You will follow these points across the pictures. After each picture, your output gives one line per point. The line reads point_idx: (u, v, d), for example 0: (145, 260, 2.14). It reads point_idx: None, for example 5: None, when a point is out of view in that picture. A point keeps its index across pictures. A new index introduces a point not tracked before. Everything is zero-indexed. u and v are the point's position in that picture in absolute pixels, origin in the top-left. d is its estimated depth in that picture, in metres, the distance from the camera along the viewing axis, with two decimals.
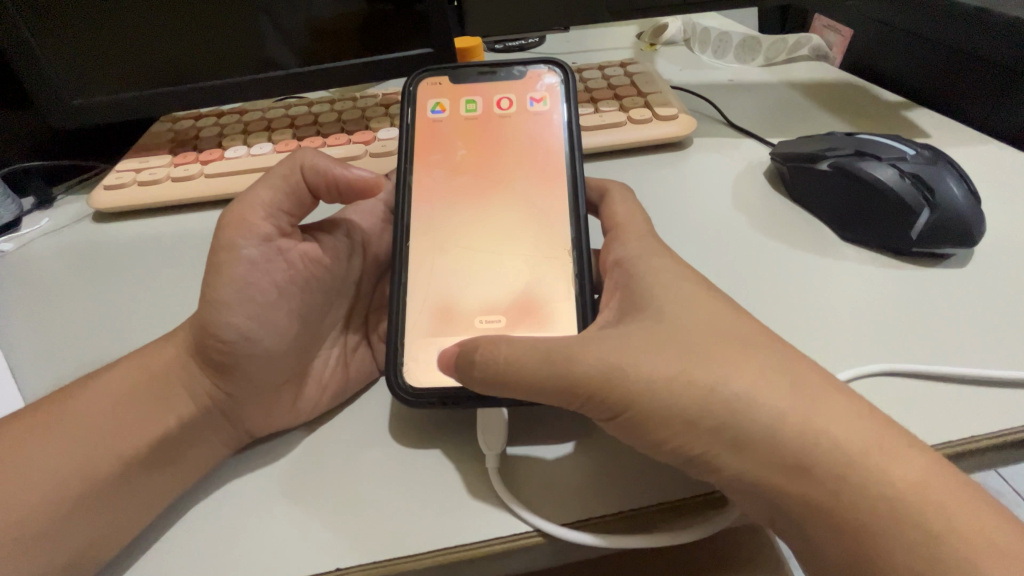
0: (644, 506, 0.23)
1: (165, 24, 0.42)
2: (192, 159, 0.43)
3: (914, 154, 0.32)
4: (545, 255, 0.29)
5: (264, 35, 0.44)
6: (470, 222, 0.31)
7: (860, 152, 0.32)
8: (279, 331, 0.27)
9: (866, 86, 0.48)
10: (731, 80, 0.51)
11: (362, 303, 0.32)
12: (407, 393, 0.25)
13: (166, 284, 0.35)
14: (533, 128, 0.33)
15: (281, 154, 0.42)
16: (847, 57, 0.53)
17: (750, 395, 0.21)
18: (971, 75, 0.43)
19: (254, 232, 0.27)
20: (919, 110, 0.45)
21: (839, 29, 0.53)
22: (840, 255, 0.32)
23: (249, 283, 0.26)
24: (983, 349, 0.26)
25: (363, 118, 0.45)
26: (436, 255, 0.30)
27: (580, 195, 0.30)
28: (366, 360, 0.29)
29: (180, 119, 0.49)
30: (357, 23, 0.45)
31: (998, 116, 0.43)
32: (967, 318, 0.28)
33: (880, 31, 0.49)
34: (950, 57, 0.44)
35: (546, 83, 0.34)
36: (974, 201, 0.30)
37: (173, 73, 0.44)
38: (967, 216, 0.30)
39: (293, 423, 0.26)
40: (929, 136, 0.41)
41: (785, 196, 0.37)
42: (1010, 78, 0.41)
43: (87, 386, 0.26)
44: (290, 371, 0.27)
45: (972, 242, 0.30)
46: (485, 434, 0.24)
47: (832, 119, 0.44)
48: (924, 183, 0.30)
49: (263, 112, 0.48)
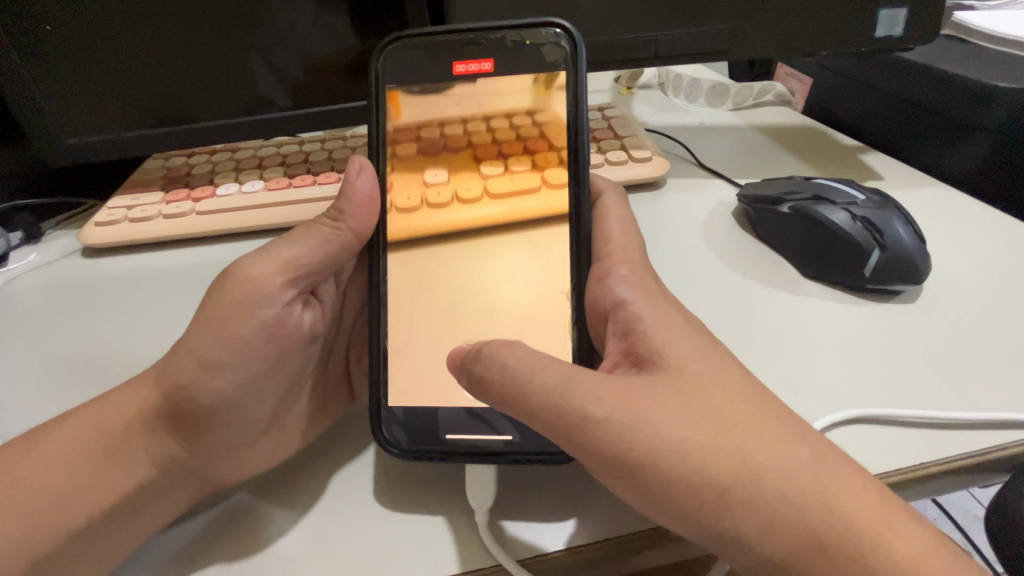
0: (616, 536, 0.25)
1: (162, 64, 0.44)
2: (185, 197, 0.44)
3: (864, 199, 0.34)
4: (530, 305, 0.31)
5: (256, 75, 0.46)
6: (458, 262, 0.33)
7: (817, 196, 0.35)
8: (263, 391, 0.28)
9: (830, 132, 0.51)
10: (703, 123, 0.54)
11: (342, 336, 0.34)
12: (395, 448, 0.27)
13: (153, 320, 0.36)
14: (519, 214, 0.34)
15: (273, 192, 0.43)
16: (808, 102, 0.57)
17: (711, 430, 0.23)
18: (921, 122, 0.46)
19: (271, 296, 0.28)
20: (875, 154, 0.47)
21: (799, 77, 0.57)
22: (803, 292, 0.34)
23: (250, 341, 0.27)
24: (934, 385, 0.28)
25: (353, 157, 0.47)
26: (423, 304, 0.31)
27: (582, 242, 0.30)
28: (337, 403, 0.31)
29: (173, 157, 0.50)
30: (346, 63, 0.46)
31: (947, 159, 0.45)
32: (920, 354, 0.30)
33: (837, 81, 0.52)
34: (901, 106, 0.47)
35: (549, 48, 0.33)
36: (920, 242, 0.32)
37: (168, 111, 0.46)
38: (914, 256, 0.32)
39: (273, 464, 0.28)
40: (883, 178, 0.44)
41: (751, 234, 0.39)
42: (952, 126, 0.44)
43: (73, 420, 0.26)
44: (268, 423, 0.28)
45: (919, 279, 0.32)
46: (473, 492, 0.25)
47: (796, 161, 0.47)
48: (875, 226, 0.32)
49: (255, 151, 0.49)
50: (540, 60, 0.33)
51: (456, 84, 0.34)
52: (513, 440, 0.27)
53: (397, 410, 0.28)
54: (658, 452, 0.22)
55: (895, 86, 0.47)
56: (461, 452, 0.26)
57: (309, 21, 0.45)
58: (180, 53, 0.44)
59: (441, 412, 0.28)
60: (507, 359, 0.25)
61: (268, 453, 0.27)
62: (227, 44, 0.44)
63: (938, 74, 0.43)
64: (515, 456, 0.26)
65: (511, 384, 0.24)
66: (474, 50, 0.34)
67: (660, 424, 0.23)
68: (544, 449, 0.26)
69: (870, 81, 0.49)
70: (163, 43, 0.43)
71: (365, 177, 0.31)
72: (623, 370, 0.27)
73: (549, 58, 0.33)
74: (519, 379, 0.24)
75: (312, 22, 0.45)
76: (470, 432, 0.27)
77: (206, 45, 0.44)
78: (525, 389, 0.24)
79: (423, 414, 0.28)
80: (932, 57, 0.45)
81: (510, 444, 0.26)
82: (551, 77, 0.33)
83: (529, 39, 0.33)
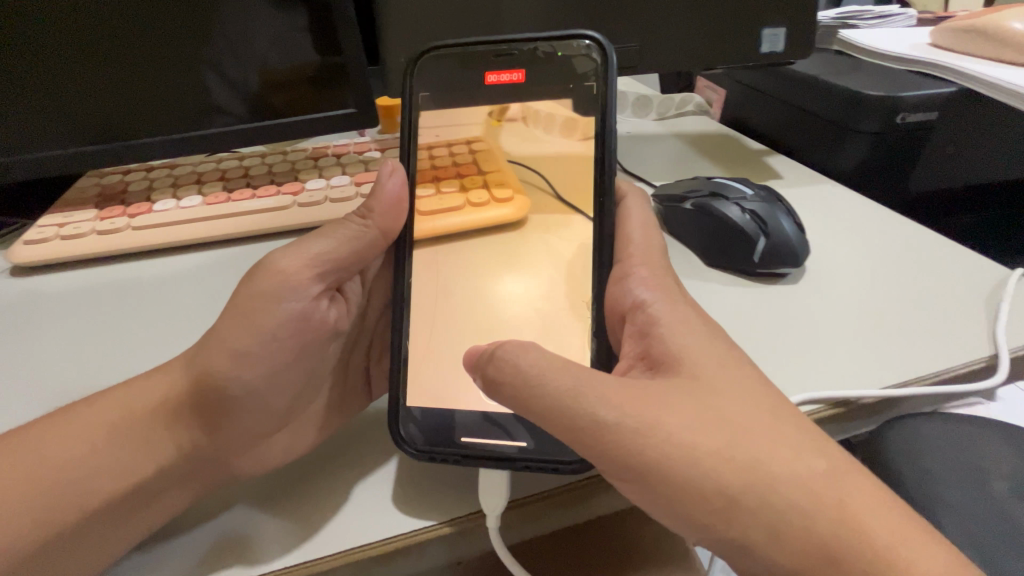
0: (564, 485, 0.28)
1: (101, 82, 0.44)
2: (119, 214, 0.43)
3: (752, 195, 0.38)
4: (542, 313, 0.33)
5: (209, 86, 0.46)
6: (471, 265, 0.36)
7: (713, 193, 0.38)
8: (278, 386, 0.29)
9: (739, 137, 0.56)
10: (631, 133, 0.58)
11: (365, 336, 0.35)
12: (410, 446, 0.28)
13: (102, 334, 0.36)
14: (460, 227, 0.37)
15: (211, 206, 0.44)
16: (724, 112, 0.61)
17: (632, 399, 0.24)
18: (810, 127, 0.51)
19: (303, 291, 0.30)
20: (778, 156, 0.52)
21: (716, 89, 0.62)
22: (706, 278, 0.37)
23: (275, 332, 0.28)
24: (850, 355, 0.31)
25: (292, 170, 0.48)
26: (437, 313, 0.33)
27: (604, 247, 0.32)
28: (354, 404, 0.32)
29: (108, 175, 0.50)
30: (307, 74, 0.48)
31: (830, 158, 0.50)
32: (818, 326, 0.33)
33: (747, 93, 0.57)
34: (796, 113, 0.52)
35: (584, 60, 0.35)
36: (800, 233, 0.36)
37: (106, 129, 0.46)
38: (794, 243, 0.36)
39: (283, 461, 0.28)
40: (782, 176, 0.48)
41: (662, 229, 0.42)
42: (837, 130, 0.49)
43: (61, 442, 0.26)
44: (281, 420, 0.29)
45: (799, 262, 0.36)
46: (486, 496, 0.26)
47: (709, 165, 0.51)
48: (760, 217, 0.36)
49: (194, 167, 0.50)
50: (570, 71, 0.35)
51: (487, 91, 0.37)
52: (527, 447, 0.28)
53: (414, 410, 0.30)
54: (583, 421, 0.24)
55: (790, 95, 0.52)
56: (476, 454, 0.27)
57: (267, 39, 0.46)
58: (118, 70, 0.44)
59: (458, 414, 0.30)
60: (520, 360, 0.26)
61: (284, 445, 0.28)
62: (167, 61, 0.45)
63: (821, 84, 0.49)
64: (531, 463, 0.27)
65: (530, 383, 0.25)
66: (505, 60, 0.36)
67: (661, 416, 0.24)
68: (561, 458, 0.27)
69: (772, 92, 0.54)
70: (106, 62, 0.44)
71: (396, 180, 0.33)
72: (637, 372, 0.28)
73: (579, 68, 0.35)
74: (534, 372, 0.25)
75: (269, 39, 0.46)
76: (489, 436, 0.28)
77: (146, 62, 0.44)
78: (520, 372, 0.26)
79: (441, 418, 0.29)
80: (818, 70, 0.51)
81: (528, 451, 0.28)
82: (582, 86, 0.35)
83: (561, 49, 0.35)
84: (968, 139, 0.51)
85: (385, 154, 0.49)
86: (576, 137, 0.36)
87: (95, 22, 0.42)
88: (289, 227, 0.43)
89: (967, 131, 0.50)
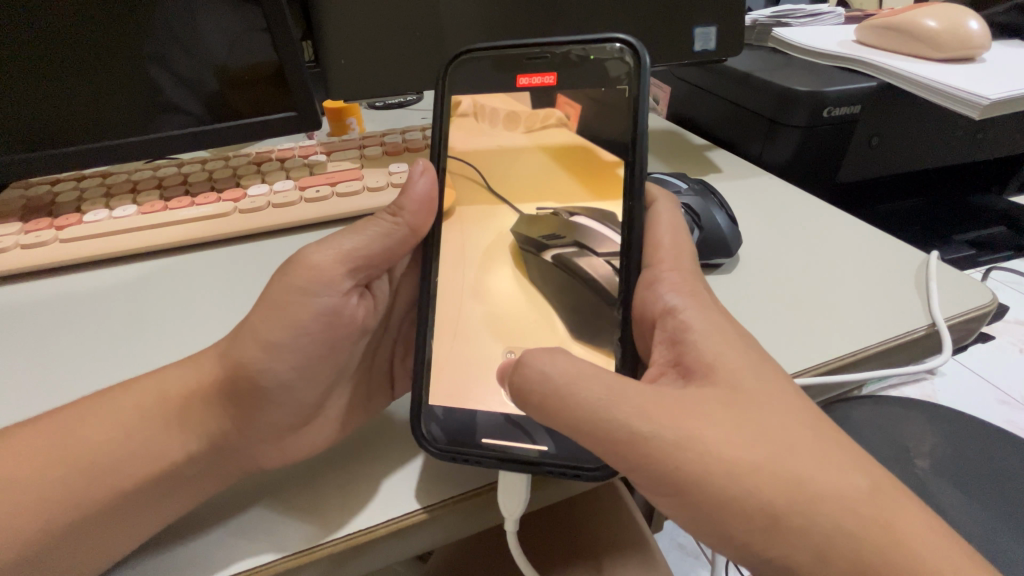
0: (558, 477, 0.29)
1: (35, 86, 0.42)
2: (46, 226, 0.41)
3: (686, 191, 0.40)
4: (553, 314, 0.34)
5: (159, 83, 0.45)
6: (488, 249, 0.36)
7: None
8: (313, 385, 0.29)
9: (681, 132, 0.57)
10: None
11: (389, 335, 0.36)
12: (433, 446, 0.28)
13: (37, 351, 0.34)
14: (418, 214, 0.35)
15: (147, 216, 0.42)
16: (670, 109, 0.63)
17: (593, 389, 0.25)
18: (744, 123, 0.53)
19: (336, 288, 0.30)
20: (718, 151, 0.53)
21: (662, 86, 0.63)
22: None
23: (308, 326, 0.28)
24: (803, 335, 0.32)
25: (235, 177, 0.46)
26: (459, 319, 0.33)
27: (633, 248, 0.31)
28: (380, 398, 0.32)
29: (34, 185, 0.47)
30: (264, 74, 0.47)
31: (767, 151, 0.51)
32: (773, 310, 0.34)
33: (691, 90, 0.59)
34: (734, 109, 0.54)
35: (615, 61, 0.34)
36: (733, 226, 0.38)
37: (39, 136, 0.43)
38: (724, 236, 0.37)
39: (265, 464, 0.28)
40: (722, 170, 0.50)
41: None
42: (770, 125, 0.50)
43: (17, 468, 0.25)
44: (300, 417, 0.29)
45: (730, 253, 0.37)
46: (505, 501, 0.27)
47: (651, 160, 0.52)
48: (694, 211, 0.38)
49: (128, 175, 0.48)
50: (604, 74, 0.35)
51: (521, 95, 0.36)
52: (549, 451, 0.28)
53: (437, 409, 0.30)
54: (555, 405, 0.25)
55: (730, 93, 0.54)
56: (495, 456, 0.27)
57: (220, 42, 0.45)
58: (52, 72, 0.42)
59: (479, 415, 0.30)
60: (548, 366, 0.26)
61: (302, 441, 0.29)
62: (113, 61, 0.43)
63: (756, 80, 0.51)
64: (554, 470, 0.27)
65: (565, 387, 0.25)
66: (536, 63, 0.36)
67: (625, 403, 0.25)
68: (583, 466, 0.27)
69: (713, 89, 0.56)
70: (38, 68, 0.41)
71: (427, 178, 0.33)
72: (670, 380, 0.27)
73: (612, 72, 0.34)
74: (565, 377, 0.26)
75: (224, 43, 0.45)
76: (513, 441, 0.28)
77: (89, 65, 0.42)
78: (551, 368, 0.26)
79: (465, 420, 0.30)
80: (755, 67, 0.54)
81: (551, 457, 0.28)
82: (616, 90, 0.34)
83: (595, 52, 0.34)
84: (892, 129, 0.54)
85: (330, 158, 0.48)
86: (519, 130, 0.38)
87: (29, 23, 0.40)
88: (231, 237, 0.42)
89: (893, 122, 0.53)
